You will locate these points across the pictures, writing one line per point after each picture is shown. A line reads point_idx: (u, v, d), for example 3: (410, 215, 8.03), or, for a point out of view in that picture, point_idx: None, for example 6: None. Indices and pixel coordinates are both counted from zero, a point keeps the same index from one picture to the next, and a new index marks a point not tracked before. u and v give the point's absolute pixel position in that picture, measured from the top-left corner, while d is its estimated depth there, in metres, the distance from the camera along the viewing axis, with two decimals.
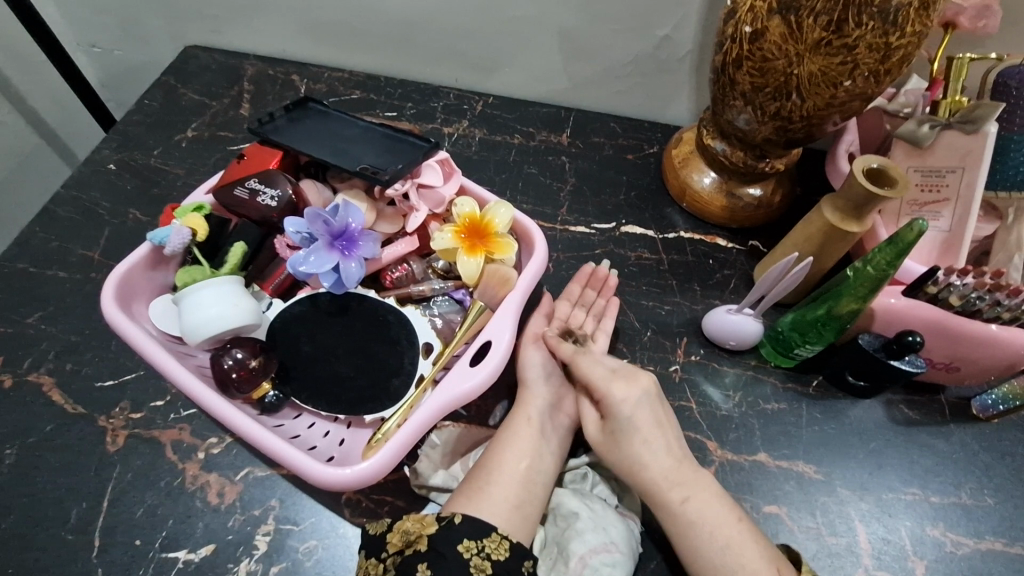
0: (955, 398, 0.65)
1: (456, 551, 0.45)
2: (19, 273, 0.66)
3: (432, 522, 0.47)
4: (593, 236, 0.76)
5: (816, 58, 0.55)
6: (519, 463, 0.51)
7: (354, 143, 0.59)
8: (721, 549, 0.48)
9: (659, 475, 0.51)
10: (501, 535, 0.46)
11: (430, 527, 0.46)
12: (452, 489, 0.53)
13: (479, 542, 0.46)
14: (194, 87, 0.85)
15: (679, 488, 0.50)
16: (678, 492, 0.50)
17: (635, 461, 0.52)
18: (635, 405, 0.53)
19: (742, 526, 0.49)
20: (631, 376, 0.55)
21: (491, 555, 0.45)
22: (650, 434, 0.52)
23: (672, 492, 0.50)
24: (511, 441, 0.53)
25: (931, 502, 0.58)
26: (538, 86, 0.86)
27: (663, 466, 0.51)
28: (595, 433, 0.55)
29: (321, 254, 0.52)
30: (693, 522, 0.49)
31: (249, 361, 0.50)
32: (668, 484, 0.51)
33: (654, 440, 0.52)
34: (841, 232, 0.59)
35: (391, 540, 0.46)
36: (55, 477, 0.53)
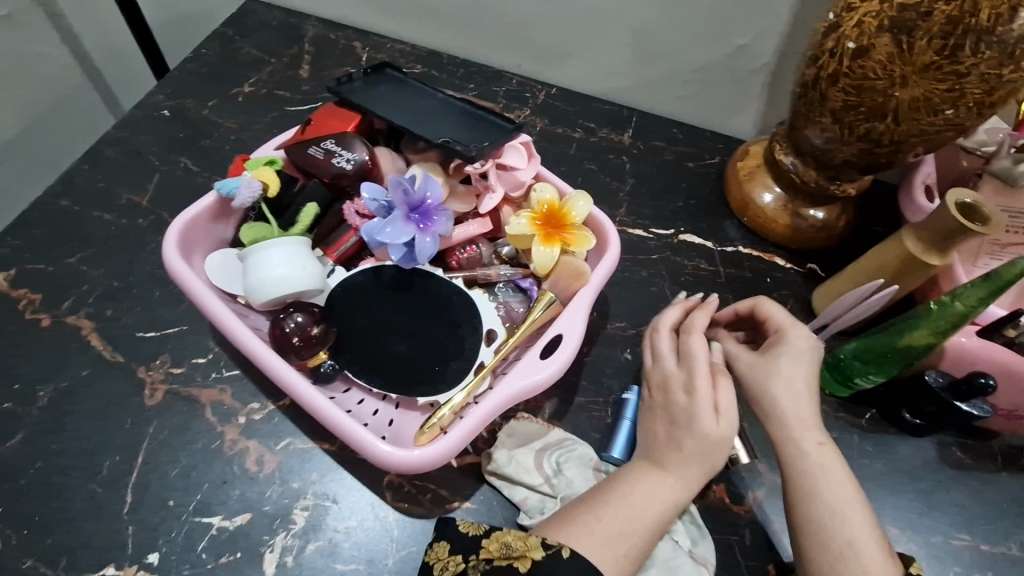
0: (1008, 446, 0.63)
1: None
2: (62, 210, 0.63)
3: (537, 546, 0.43)
4: (650, 241, 0.74)
5: (922, 83, 0.53)
6: (665, 508, 0.46)
7: (433, 115, 0.56)
8: (836, 506, 0.45)
9: (796, 417, 0.49)
10: None
11: (536, 552, 0.42)
12: (521, 481, 0.51)
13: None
14: (254, 43, 0.83)
15: (814, 434, 0.49)
16: (815, 437, 0.48)
17: (779, 403, 0.50)
18: (801, 358, 0.51)
19: (857, 503, 0.46)
20: (807, 350, 0.51)
21: None
22: (804, 391, 0.50)
23: (809, 436, 0.49)
24: (655, 487, 0.47)
25: (979, 550, 0.57)
26: (604, 83, 0.84)
27: (805, 413, 0.49)
28: (748, 361, 0.52)
29: (397, 226, 0.49)
30: (818, 476, 0.46)
31: (309, 328, 0.48)
32: (806, 428, 0.49)
33: (807, 397, 0.50)
34: (921, 263, 0.57)
35: (488, 545, 0.44)
36: (90, 426, 0.51)
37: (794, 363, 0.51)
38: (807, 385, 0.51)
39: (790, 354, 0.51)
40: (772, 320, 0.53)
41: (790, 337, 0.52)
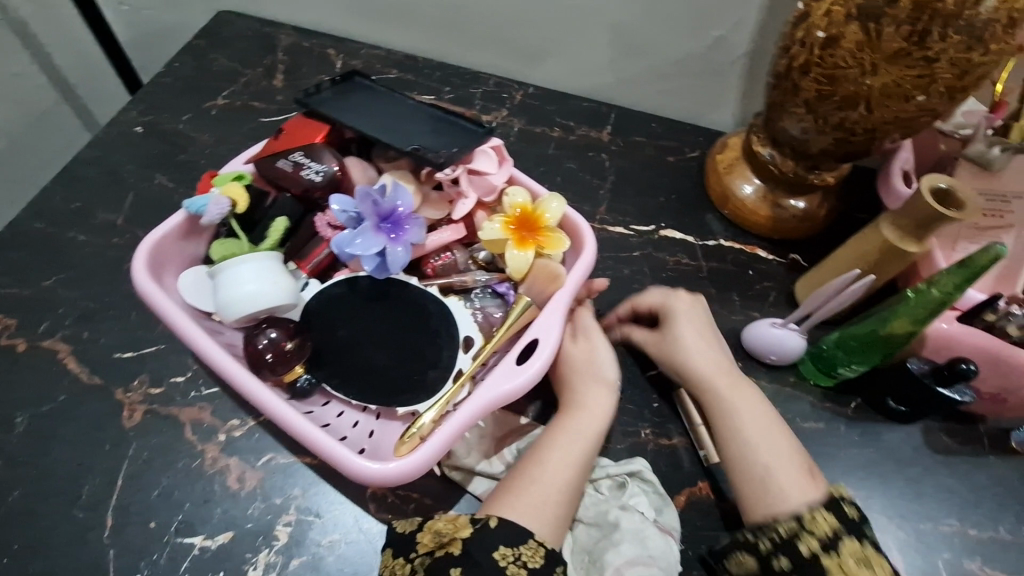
0: (995, 429, 0.63)
1: (492, 559, 0.42)
2: (37, 233, 0.63)
3: (466, 524, 0.44)
4: (631, 238, 0.74)
5: (892, 70, 0.53)
6: (578, 441, 0.49)
7: (403, 122, 0.56)
8: (755, 436, 0.50)
9: (708, 366, 0.54)
10: (537, 542, 0.43)
11: (464, 530, 0.43)
12: (482, 472, 0.52)
13: (515, 549, 0.42)
14: (227, 54, 0.82)
15: (728, 376, 0.53)
16: (728, 378, 0.53)
17: (685, 361, 0.55)
18: (690, 314, 0.57)
19: (773, 429, 0.50)
20: (685, 300, 0.58)
21: (527, 564, 0.42)
22: (705, 342, 0.56)
23: (720, 382, 0.53)
24: (566, 423, 0.50)
25: (968, 535, 0.57)
26: (581, 80, 0.83)
27: (713, 360, 0.54)
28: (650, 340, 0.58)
29: (368, 237, 0.49)
30: (734, 411, 0.51)
31: (283, 344, 0.48)
32: (719, 373, 0.54)
33: (711, 349, 0.55)
34: (900, 251, 0.57)
35: (421, 540, 0.44)
36: (69, 450, 0.51)
37: (687, 318, 0.57)
38: (707, 338, 0.56)
39: (681, 311, 0.57)
40: (650, 304, 0.59)
41: (667, 299, 0.58)
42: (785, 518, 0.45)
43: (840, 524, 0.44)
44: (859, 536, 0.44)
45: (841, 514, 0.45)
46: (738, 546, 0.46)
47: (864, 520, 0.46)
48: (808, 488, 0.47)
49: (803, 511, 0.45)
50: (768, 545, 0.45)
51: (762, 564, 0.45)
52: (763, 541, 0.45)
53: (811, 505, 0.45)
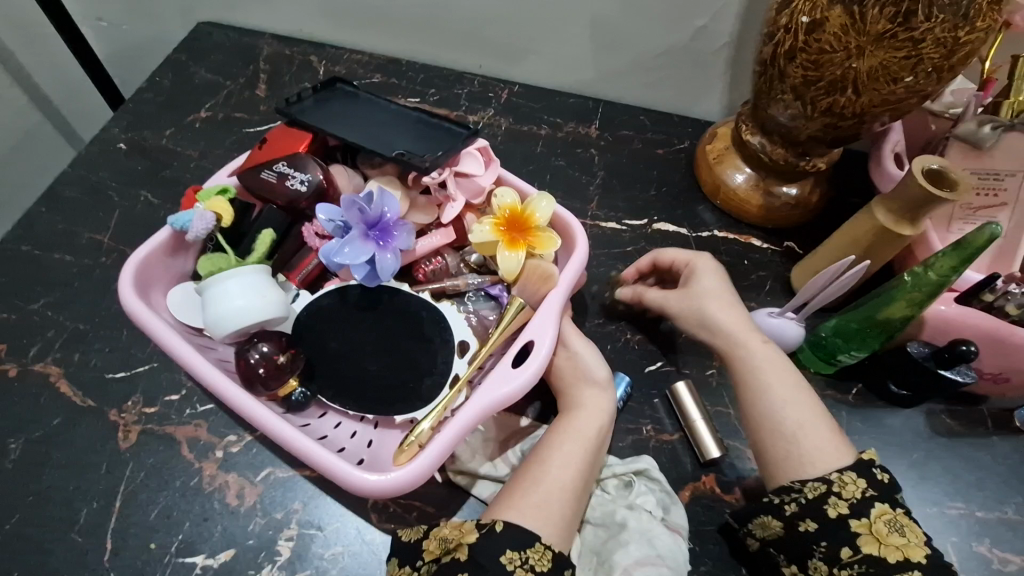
0: (997, 409, 0.62)
1: (499, 563, 0.41)
2: (23, 256, 0.62)
3: (471, 530, 0.43)
4: (624, 233, 0.73)
5: (878, 52, 0.52)
6: (580, 442, 0.49)
7: (387, 128, 0.55)
8: (784, 394, 0.51)
9: (737, 326, 0.55)
10: (544, 545, 0.42)
11: (471, 535, 0.43)
12: (487, 476, 0.51)
13: (523, 553, 0.42)
14: (208, 66, 0.81)
15: (756, 335, 0.54)
16: (758, 336, 0.54)
17: (711, 316, 0.56)
18: (717, 275, 0.58)
19: (798, 386, 0.51)
20: (713, 264, 0.59)
21: (535, 567, 0.41)
22: (731, 302, 0.57)
23: (751, 337, 0.54)
24: (568, 424, 0.50)
25: (975, 517, 0.57)
26: (566, 76, 0.83)
27: (740, 320, 0.55)
28: (675, 297, 0.58)
29: (356, 245, 0.49)
30: (761, 366, 0.52)
31: (276, 356, 0.47)
32: (747, 332, 0.54)
33: (739, 310, 0.56)
34: (895, 234, 0.56)
35: (428, 547, 0.44)
36: (64, 475, 0.50)
37: (716, 277, 0.58)
38: (732, 299, 0.57)
39: (710, 270, 0.58)
40: (674, 260, 0.60)
41: (693, 259, 0.60)
42: (811, 480, 0.46)
43: (870, 488, 0.45)
44: (889, 500, 0.45)
45: (870, 478, 0.46)
46: (765, 509, 0.48)
47: (894, 484, 0.46)
48: (836, 450, 0.48)
49: (831, 475, 0.46)
50: (793, 508, 0.46)
51: (789, 526, 0.47)
52: (790, 502, 0.47)
53: (840, 468, 0.46)
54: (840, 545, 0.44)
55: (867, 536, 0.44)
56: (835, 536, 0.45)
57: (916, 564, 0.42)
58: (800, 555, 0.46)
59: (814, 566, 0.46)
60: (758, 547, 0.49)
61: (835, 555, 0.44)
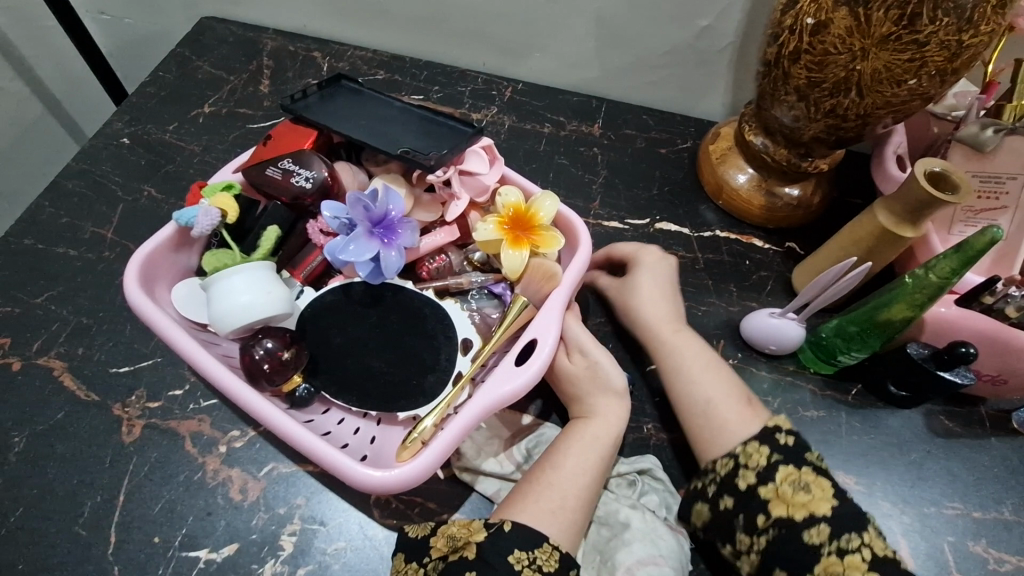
0: (994, 410, 0.63)
1: (506, 562, 0.42)
2: (26, 249, 0.62)
3: (480, 528, 0.44)
4: (626, 232, 0.74)
5: (882, 54, 0.52)
6: (593, 450, 0.49)
7: (391, 125, 0.55)
8: (693, 374, 0.54)
9: (655, 316, 0.58)
10: (552, 546, 0.43)
11: (479, 534, 0.43)
12: (491, 472, 0.52)
13: (530, 553, 0.42)
14: (211, 61, 0.81)
15: (675, 324, 0.57)
16: (675, 325, 0.57)
17: (637, 307, 0.59)
18: (654, 273, 0.60)
19: (707, 366, 0.54)
20: (655, 258, 0.61)
21: (542, 567, 0.42)
22: (662, 294, 0.59)
23: (668, 326, 0.57)
24: (581, 431, 0.50)
25: (972, 517, 0.57)
26: (570, 74, 0.83)
27: (662, 308, 0.58)
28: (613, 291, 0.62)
29: (361, 242, 0.49)
30: (674, 351, 0.55)
31: (281, 352, 0.47)
32: (668, 321, 0.57)
33: (663, 300, 0.59)
34: (895, 236, 0.57)
35: (436, 544, 0.44)
36: (68, 468, 0.50)
37: (654, 271, 0.60)
38: (665, 292, 0.59)
39: (646, 266, 0.60)
40: (623, 254, 0.62)
41: (635, 256, 0.62)
42: (719, 458, 0.49)
43: (776, 453, 0.47)
44: (794, 461, 0.46)
45: (773, 443, 0.47)
46: (693, 497, 0.50)
47: (802, 447, 0.47)
48: (742, 421, 0.50)
49: (736, 450, 0.48)
50: (712, 486, 0.48)
51: (714, 507, 0.48)
52: (709, 484, 0.49)
53: (745, 441, 0.48)
54: (755, 513, 0.45)
55: (775, 500, 0.45)
56: (747, 505, 0.46)
57: (823, 518, 0.43)
58: (730, 534, 0.47)
59: (740, 541, 0.46)
60: (704, 538, 0.50)
61: (752, 524, 0.45)
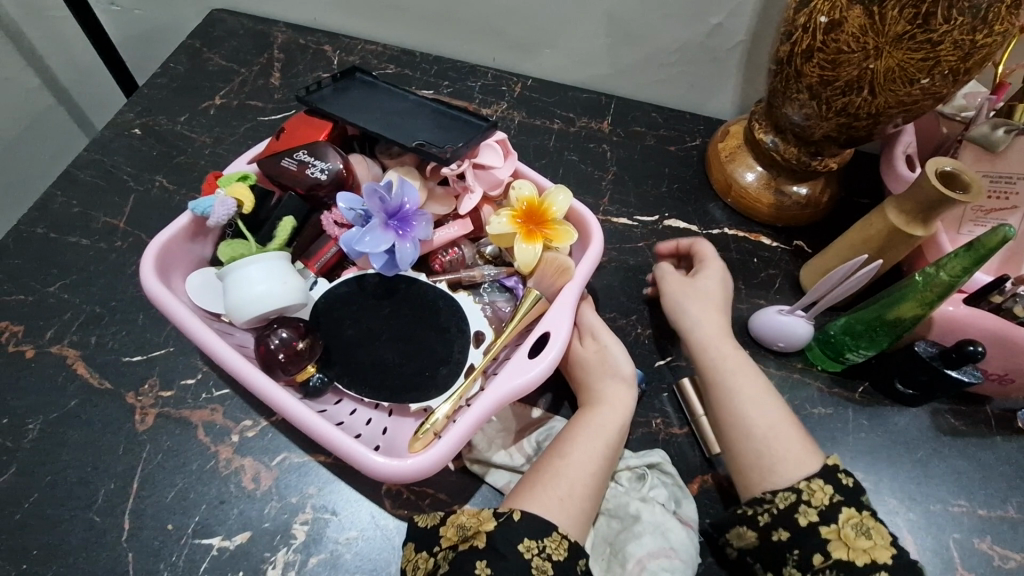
0: (1000, 409, 0.63)
1: (517, 551, 0.42)
2: (38, 238, 0.62)
3: (489, 517, 0.44)
4: (635, 229, 0.74)
5: (896, 53, 0.52)
6: (601, 437, 0.49)
7: (406, 118, 0.55)
8: (751, 397, 0.52)
9: (711, 333, 0.56)
10: (562, 535, 0.43)
11: (489, 523, 0.44)
12: (502, 465, 0.52)
13: (540, 542, 0.43)
14: (222, 53, 0.82)
15: (729, 343, 0.56)
16: (730, 345, 0.56)
17: (694, 319, 0.57)
18: (709, 288, 0.59)
19: (766, 391, 0.53)
20: (720, 272, 0.60)
21: (552, 555, 0.43)
22: (715, 309, 0.58)
23: (723, 345, 0.56)
24: (588, 419, 0.51)
25: (977, 515, 0.57)
26: (580, 71, 0.83)
27: (717, 325, 0.57)
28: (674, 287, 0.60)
29: (376, 234, 0.49)
30: (732, 372, 0.54)
31: (295, 343, 0.47)
32: (722, 339, 0.56)
33: (717, 317, 0.58)
34: (906, 235, 0.57)
35: (446, 533, 0.45)
36: (81, 456, 0.51)
37: (716, 282, 0.60)
38: (715, 310, 0.58)
39: (710, 279, 0.60)
40: (699, 253, 0.62)
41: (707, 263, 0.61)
42: (781, 492, 0.47)
43: (839, 494, 0.46)
44: (856, 504, 0.46)
45: (837, 484, 0.47)
46: (740, 520, 0.49)
47: (861, 489, 0.47)
48: (803, 457, 0.49)
49: (800, 483, 0.47)
50: (767, 518, 0.47)
51: (763, 536, 0.47)
52: (763, 514, 0.48)
53: (807, 477, 0.48)
54: (812, 552, 0.45)
55: (836, 542, 0.44)
56: (805, 543, 0.45)
57: (884, 566, 0.43)
58: (776, 563, 0.47)
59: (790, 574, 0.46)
60: (738, 558, 0.50)
61: (807, 561, 0.45)
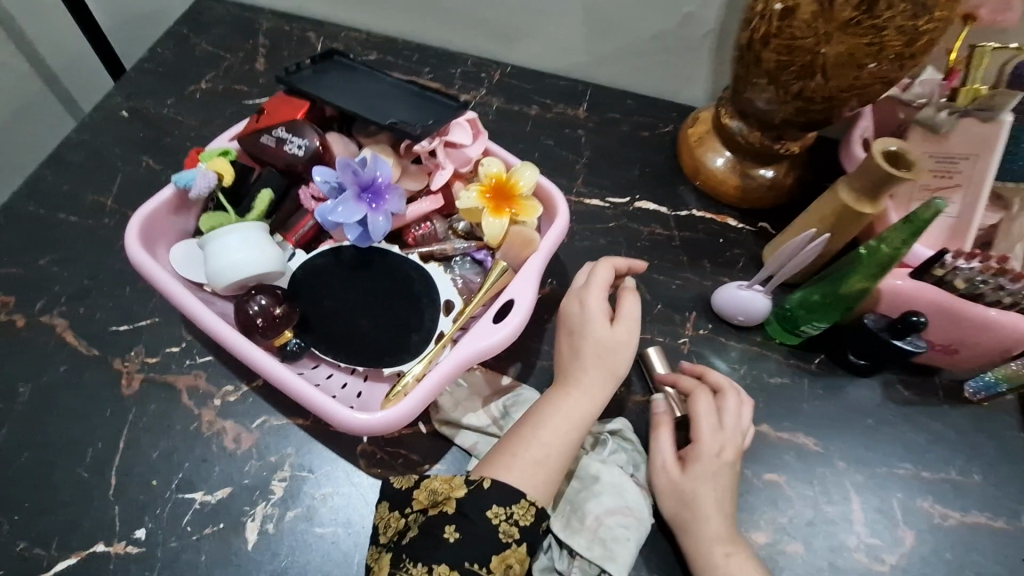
0: (949, 381, 0.67)
1: (485, 517, 0.46)
2: (29, 214, 0.65)
3: (460, 485, 0.47)
4: (607, 209, 0.77)
5: (845, 39, 0.55)
6: (572, 421, 0.51)
7: (381, 99, 0.58)
8: None
9: (709, 534, 0.51)
10: (529, 501, 0.47)
11: (459, 490, 0.47)
12: (470, 426, 0.55)
13: (508, 508, 0.46)
14: (208, 40, 0.84)
15: (727, 545, 0.51)
16: (726, 548, 0.51)
17: (693, 518, 0.52)
18: (713, 499, 0.53)
19: None
20: (729, 449, 0.55)
21: (518, 521, 0.46)
22: (719, 513, 0.52)
23: (719, 545, 0.51)
24: (559, 405, 0.52)
25: (921, 477, 0.61)
26: (558, 59, 0.86)
27: (719, 522, 0.52)
28: (669, 469, 0.54)
29: (349, 205, 0.52)
30: None
31: (273, 309, 0.50)
32: (719, 539, 0.51)
33: (722, 516, 0.52)
34: (856, 213, 0.60)
35: (418, 496, 0.47)
36: (71, 418, 0.53)
37: (714, 475, 0.53)
38: (722, 493, 0.53)
39: (710, 473, 0.53)
40: (696, 413, 0.56)
41: (711, 440, 0.54)
42: None
43: None
44: None
45: None
46: None
47: None
48: None
49: None
50: None
51: None
52: None
53: None
54: None
55: None
56: None
57: None
58: None
59: None
60: None
61: None
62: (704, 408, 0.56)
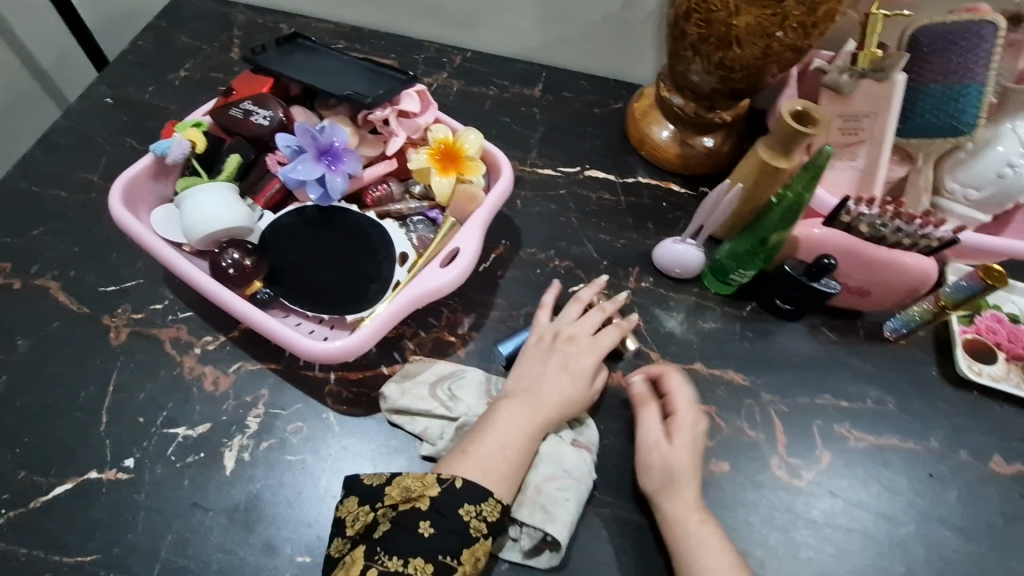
0: (870, 322, 0.73)
1: (456, 513, 0.50)
2: (22, 191, 0.70)
3: (433, 483, 0.51)
4: (558, 178, 0.83)
5: (753, 10, 0.62)
6: (514, 430, 0.55)
7: (339, 75, 0.64)
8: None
9: (683, 500, 0.56)
10: (496, 500, 0.51)
11: (432, 488, 0.51)
12: (420, 412, 0.59)
13: (477, 507, 0.50)
14: (186, 32, 0.90)
15: (700, 511, 0.56)
16: (699, 513, 0.56)
17: (671, 480, 0.57)
18: (690, 465, 0.58)
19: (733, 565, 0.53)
20: (700, 422, 0.61)
21: (487, 517, 0.50)
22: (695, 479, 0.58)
23: (692, 512, 0.56)
24: (505, 414, 0.56)
25: (839, 406, 0.67)
26: (514, 44, 0.92)
27: (694, 489, 0.57)
28: (653, 443, 0.59)
29: (308, 164, 0.58)
30: (697, 544, 0.54)
31: (244, 261, 0.57)
32: (692, 505, 0.56)
33: (694, 482, 0.57)
34: (772, 169, 0.66)
35: (391, 493, 0.51)
36: (65, 367, 0.59)
37: (688, 442, 0.59)
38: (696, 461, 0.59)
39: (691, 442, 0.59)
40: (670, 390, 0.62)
41: (686, 413, 0.61)
42: None
43: None
44: None
45: None
46: None
47: None
48: None
49: None
50: None
51: None
52: None
53: None
54: None
55: None
56: None
57: None
58: None
59: None
60: None
61: None
62: (679, 386, 0.63)
